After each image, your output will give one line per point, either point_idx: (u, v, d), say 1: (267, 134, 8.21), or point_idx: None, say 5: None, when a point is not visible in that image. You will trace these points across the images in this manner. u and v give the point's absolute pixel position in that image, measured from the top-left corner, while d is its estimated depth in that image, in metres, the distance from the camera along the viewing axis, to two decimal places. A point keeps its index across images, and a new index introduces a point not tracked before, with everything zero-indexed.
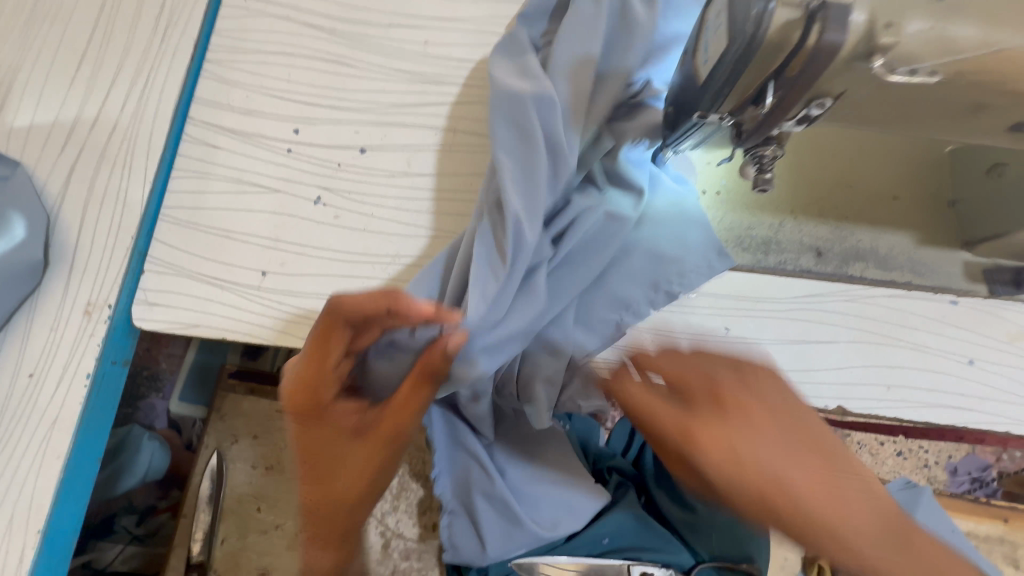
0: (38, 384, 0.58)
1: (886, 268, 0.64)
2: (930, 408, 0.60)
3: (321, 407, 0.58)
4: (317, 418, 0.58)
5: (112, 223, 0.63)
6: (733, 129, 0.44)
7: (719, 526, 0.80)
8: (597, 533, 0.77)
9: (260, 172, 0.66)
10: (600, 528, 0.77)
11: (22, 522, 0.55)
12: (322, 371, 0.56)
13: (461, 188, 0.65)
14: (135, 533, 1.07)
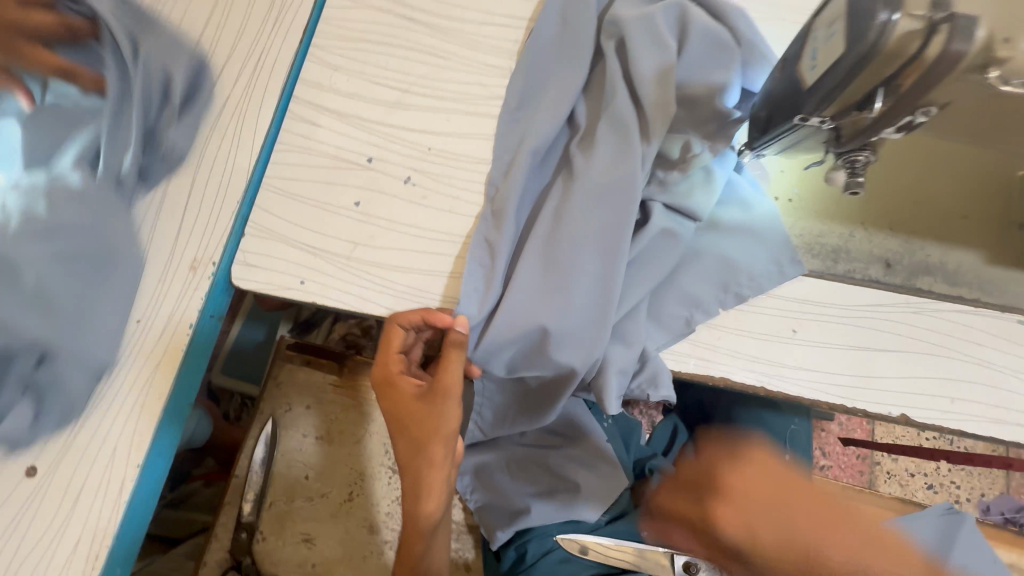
0: (144, 329, 0.63)
1: (953, 284, 0.65)
2: (993, 423, 0.61)
3: (396, 383, 0.63)
4: (403, 395, 0.62)
5: (221, 186, 0.68)
6: (831, 134, 0.48)
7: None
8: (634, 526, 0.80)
9: (357, 151, 0.70)
10: (635, 521, 0.80)
11: (123, 455, 0.59)
12: (381, 351, 0.63)
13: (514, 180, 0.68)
14: (168, 498, 1.19)
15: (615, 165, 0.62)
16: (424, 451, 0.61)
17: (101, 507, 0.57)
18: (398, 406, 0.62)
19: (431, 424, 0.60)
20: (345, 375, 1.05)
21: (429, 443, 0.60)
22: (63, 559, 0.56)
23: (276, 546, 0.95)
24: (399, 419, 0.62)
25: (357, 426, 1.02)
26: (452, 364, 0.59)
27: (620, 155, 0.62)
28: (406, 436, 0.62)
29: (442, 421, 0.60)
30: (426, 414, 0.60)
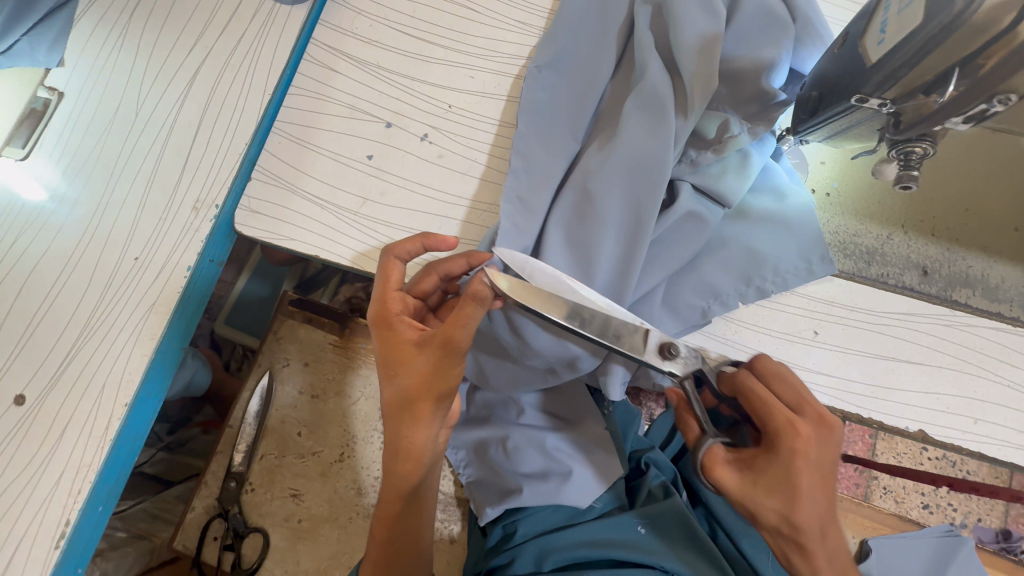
0: (142, 267, 0.61)
1: (992, 299, 0.61)
2: (1017, 449, 0.57)
3: (394, 325, 0.56)
4: (401, 339, 0.55)
5: (229, 127, 0.65)
6: (889, 120, 0.44)
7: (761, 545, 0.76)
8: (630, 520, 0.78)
9: (373, 102, 0.67)
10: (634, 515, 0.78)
11: (112, 393, 0.58)
12: (381, 289, 0.58)
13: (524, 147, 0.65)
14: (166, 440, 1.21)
15: (646, 141, 0.57)
16: (413, 400, 0.54)
17: (87, 442, 0.57)
18: (393, 351, 0.55)
19: (425, 374, 0.53)
20: (345, 335, 1.03)
21: (418, 391, 0.54)
22: (46, 489, 0.55)
23: (264, 499, 0.95)
24: (389, 364, 0.55)
25: (353, 388, 1.01)
26: (462, 318, 0.51)
27: (651, 129, 0.57)
28: (395, 384, 0.54)
29: (441, 376, 0.53)
30: (420, 363, 0.53)
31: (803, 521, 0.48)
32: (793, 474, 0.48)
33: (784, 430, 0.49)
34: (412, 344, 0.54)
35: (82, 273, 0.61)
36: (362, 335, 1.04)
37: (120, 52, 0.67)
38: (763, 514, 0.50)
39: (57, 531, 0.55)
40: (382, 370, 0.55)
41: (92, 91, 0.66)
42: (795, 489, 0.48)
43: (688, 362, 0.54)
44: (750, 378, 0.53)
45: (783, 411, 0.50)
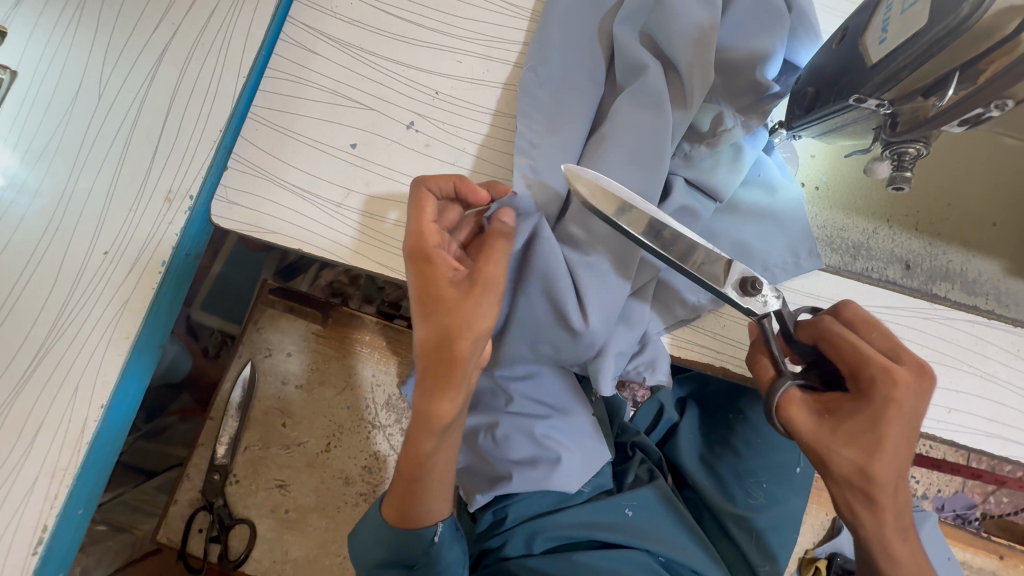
0: (113, 262, 0.58)
1: (970, 292, 0.63)
2: (986, 436, 0.60)
3: (434, 259, 0.52)
4: (439, 274, 0.52)
5: (202, 112, 0.61)
6: (886, 120, 0.43)
7: (744, 527, 0.79)
8: (619, 503, 0.79)
9: (356, 87, 0.64)
10: (622, 498, 0.80)
11: (87, 394, 0.55)
12: (414, 222, 0.54)
13: (513, 139, 0.63)
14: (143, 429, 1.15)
15: (643, 138, 0.55)
16: (452, 335, 0.50)
17: (61, 447, 0.54)
18: (431, 288, 0.52)
19: (466, 311, 0.50)
20: (329, 325, 1.01)
21: (460, 327, 0.50)
22: (19, 496, 0.53)
23: (249, 490, 0.94)
24: (429, 300, 0.52)
25: (337, 378, 0.99)
26: (496, 254, 0.52)
27: (645, 124, 0.56)
28: (434, 319, 0.51)
29: (482, 315, 0.51)
30: (462, 301, 0.51)
31: (880, 472, 0.48)
32: (880, 424, 0.48)
33: (878, 379, 0.48)
34: (454, 280, 0.51)
35: (48, 269, 0.58)
36: (347, 324, 1.02)
37: (77, 28, 0.62)
38: (838, 463, 0.50)
39: (34, 538, 0.53)
40: (423, 310, 0.52)
41: (46, 72, 0.61)
42: (880, 440, 0.48)
43: (768, 303, 0.53)
44: (837, 325, 0.52)
45: (879, 359, 0.49)
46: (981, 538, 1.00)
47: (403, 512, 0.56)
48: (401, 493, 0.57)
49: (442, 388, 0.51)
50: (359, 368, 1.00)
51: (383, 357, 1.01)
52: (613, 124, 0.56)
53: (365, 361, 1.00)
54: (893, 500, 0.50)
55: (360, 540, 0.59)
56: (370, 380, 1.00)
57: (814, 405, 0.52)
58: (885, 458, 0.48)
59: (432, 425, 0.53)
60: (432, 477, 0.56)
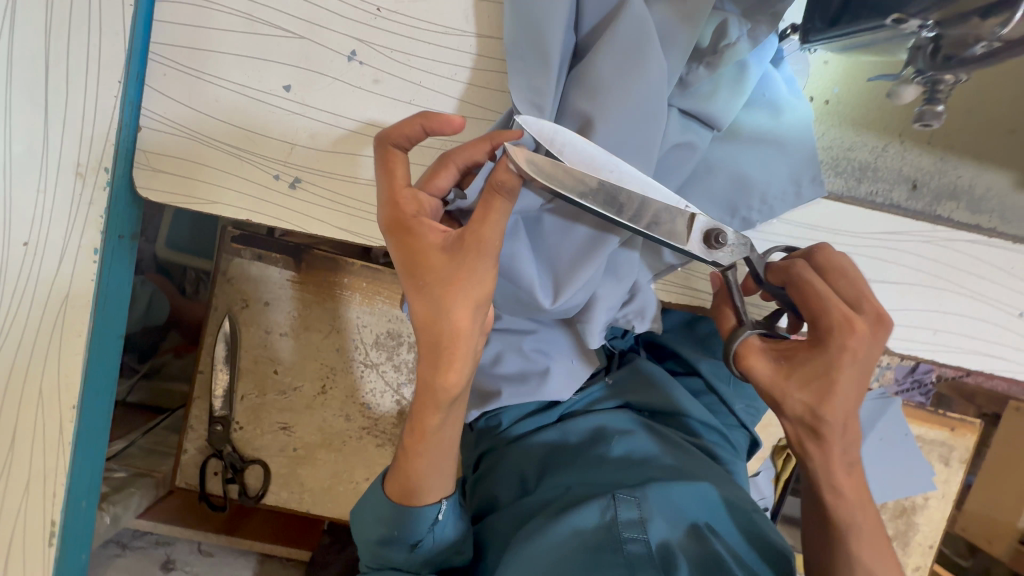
0: (36, 253, 0.51)
1: (975, 211, 0.59)
2: (964, 353, 0.61)
3: (415, 228, 0.46)
4: (424, 244, 0.45)
5: (89, 57, 0.49)
6: (924, 45, 0.36)
7: (719, 373, 0.72)
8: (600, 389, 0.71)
9: (275, 7, 0.51)
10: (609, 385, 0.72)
11: (55, 396, 0.53)
12: (387, 193, 0.47)
13: (477, 66, 0.53)
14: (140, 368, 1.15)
15: (638, 72, 0.46)
16: (445, 311, 0.45)
17: (45, 448, 0.53)
18: (416, 260, 0.46)
19: (458, 281, 0.44)
20: (303, 270, 0.95)
21: (452, 300, 0.45)
22: (17, 496, 0.53)
23: (254, 434, 0.98)
24: (413, 277, 0.46)
25: (320, 322, 0.97)
26: (492, 212, 0.43)
27: (636, 53, 0.47)
28: (420, 295, 0.46)
29: (479, 282, 0.44)
30: (451, 270, 0.45)
31: (830, 413, 0.47)
32: (834, 367, 0.46)
33: (837, 325, 0.46)
34: (439, 248, 0.45)
35: None
36: (322, 268, 0.96)
37: None
38: (790, 404, 0.49)
39: (46, 532, 0.54)
40: (411, 287, 0.46)
41: None
42: (832, 382, 0.47)
43: (736, 250, 0.49)
44: (808, 270, 0.49)
45: (841, 307, 0.47)
46: (939, 414, 1.09)
47: (404, 488, 0.53)
48: (404, 471, 0.53)
49: (445, 362, 0.47)
50: (342, 311, 0.97)
51: (364, 297, 0.97)
52: (602, 54, 0.47)
53: (346, 305, 0.97)
54: (842, 439, 0.49)
55: (361, 515, 0.55)
56: (354, 322, 0.97)
57: (775, 348, 0.50)
58: (838, 402, 0.47)
59: (439, 403, 0.49)
60: (438, 453, 0.52)
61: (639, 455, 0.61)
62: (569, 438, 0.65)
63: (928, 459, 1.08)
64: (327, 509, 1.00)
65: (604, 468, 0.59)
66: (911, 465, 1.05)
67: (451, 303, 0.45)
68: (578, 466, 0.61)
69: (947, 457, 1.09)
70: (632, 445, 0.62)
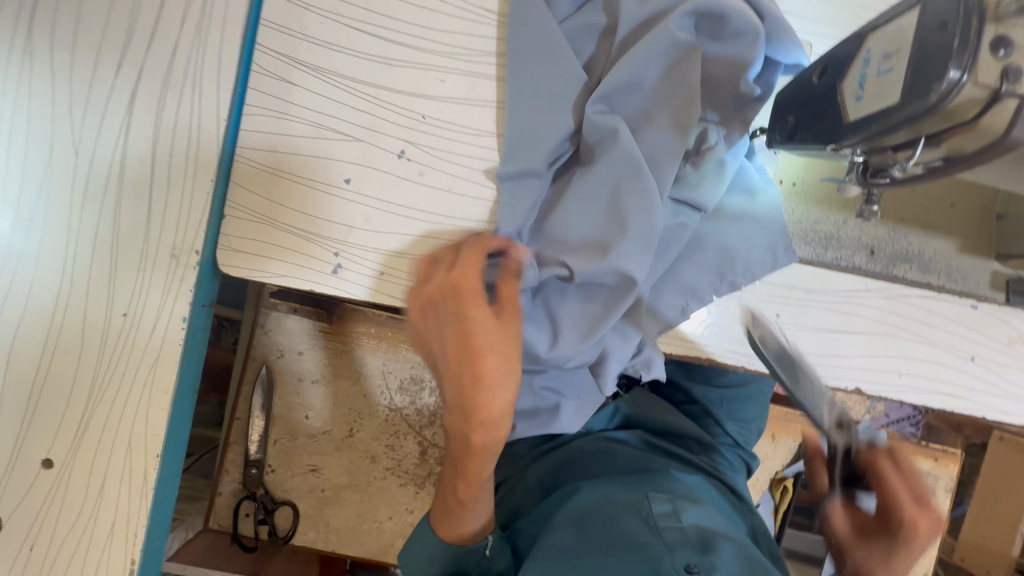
0: (134, 323, 0.60)
1: (925, 271, 0.70)
2: (926, 393, 0.71)
3: (467, 305, 0.56)
4: (473, 318, 0.56)
5: (188, 160, 0.60)
6: (858, 165, 0.46)
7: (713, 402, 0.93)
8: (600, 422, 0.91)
9: (340, 117, 0.63)
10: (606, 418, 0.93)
11: (141, 445, 0.60)
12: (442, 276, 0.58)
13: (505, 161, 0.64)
14: None
15: (633, 182, 0.57)
16: (488, 384, 0.57)
17: (130, 493, 0.60)
18: (467, 335, 0.56)
19: (498, 348, 0.56)
20: (335, 321, 1.05)
21: (490, 370, 0.56)
22: (103, 536, 0.60)
23: (286, 476, 1.04)
24: (483, 350, 0.56)
25: (350, 370, 1.05)
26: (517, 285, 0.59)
27: (631, 167, 0.57)
28: (473, 360, 0.56)
29: (510, 351, 0.57)
30: (490, 341, 0.56)
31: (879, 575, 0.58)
32: (903, 551, 0.57)
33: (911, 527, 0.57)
34: (489, 323, 0.56)
35: (71, 336, 0.59)
36: (353, 318, 1.05)
37: (32, 74, 0.58)
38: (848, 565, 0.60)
39: (127, 568, 0.61)
40: (457, 362, 0.57)
41: (13, 131, 0.58)
42: (894, 557, 0.57)
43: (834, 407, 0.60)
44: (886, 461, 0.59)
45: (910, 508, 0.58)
46: (922, 446, 1.17)
47: (456, 528, 0.62)
48: (451, 501, 0.63)
49: (489, 421, 0.58)
50: (369, 359, 1.05)
51: (390, 346, 1.05)
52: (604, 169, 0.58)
53: (372, 352, 1.05)
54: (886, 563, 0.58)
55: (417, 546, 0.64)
56: (380, 368, 1.05)
57: (852, 522, 0.61)
58: (891, 558, 0.57)
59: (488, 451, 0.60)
60: (484, 492, 0.62)
61: (642, 460, 0.82)
62: (579, 460, 0.84)
63: None
64: (352, 547, 1.05)
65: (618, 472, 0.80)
66: None
67: (492, 373, 0.56)
68: (597, 473, 0.81)
69: (933, 486, 1.17)
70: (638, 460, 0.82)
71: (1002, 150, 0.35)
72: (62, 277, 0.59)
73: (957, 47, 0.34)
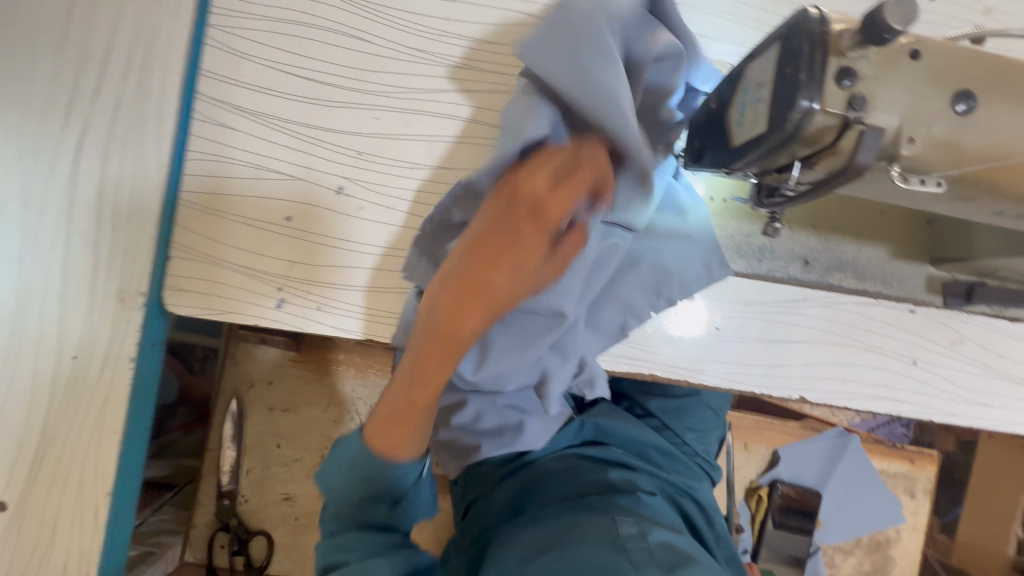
0: (84, 366, 0.62)
1: (860, 278, 0.71)
2: (871, 398, 0.72)
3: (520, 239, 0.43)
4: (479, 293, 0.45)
5: (134, 207, 0.63)
6: (758, 184, 0.48)
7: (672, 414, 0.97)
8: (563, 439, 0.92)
9: (279, 158, 0.65)
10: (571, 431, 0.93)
11: (93, 485, 0.62)
12: (512, 191, 0.44)
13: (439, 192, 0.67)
14: None
15: None
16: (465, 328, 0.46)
17: (83, 532, 0.62)
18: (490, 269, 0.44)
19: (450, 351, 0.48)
20: (304, 350, 1.06)
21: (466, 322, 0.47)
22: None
23: (260, 506, 1.05)
24: (499, 244, 0.43)
25: (320, 397, 1.07)
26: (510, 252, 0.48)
27: None
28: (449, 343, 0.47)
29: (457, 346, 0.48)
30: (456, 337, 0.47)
31: None
32: None
33: None
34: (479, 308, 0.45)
35: (23, 381, 0.61)
36: (321, 346, 1.07)
37: None
38: None
39: None
40: (485, 260, 0.44)
41: None
42: None
43: None
44: None
45: None
46: (898, 448, 1.17)
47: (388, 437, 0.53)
48: (398, 408, 0.51)
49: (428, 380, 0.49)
50: (338, 386, 1.07)
51: (359, 373, 1.07)
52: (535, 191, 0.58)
53: (341, 378, 1.07)
54: None
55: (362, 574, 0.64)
56: (350, 395, 1.07)
57: None
58: None
59: (450, 357, 0.48)
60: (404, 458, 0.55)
61: (608, 477, 0.83)
62: (545, 477, 0.84)
63: (893, 492, 1.15)
64: None
65: (586, 492, 0.80)
66: (875, 496, 1.13)
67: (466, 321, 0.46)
68: (560, 492, 0.81)
69: (912, 489, 1.16)
70: (601, 476, 0.83)
71: (854, 175, 0.36)
72: (13, 323, 0.61)
73: (805, 79, 0.36)
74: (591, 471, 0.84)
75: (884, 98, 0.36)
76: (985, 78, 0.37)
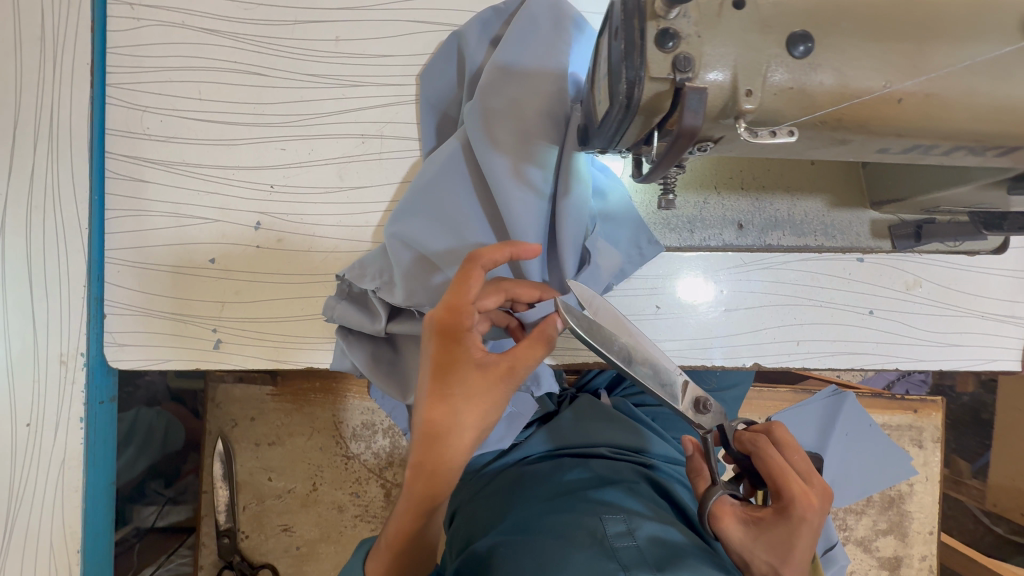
0: (37, 431, 0.64)
1: (800, 234, 0.68)
2: (832, 355, 0.69)
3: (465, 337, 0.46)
4: (466, 360, 0.47)
5: (62, 272, 0.65)
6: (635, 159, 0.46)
7: None
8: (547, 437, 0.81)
9: (194, 203, 0.66)
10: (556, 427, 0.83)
11: (63, 544, 0.64)
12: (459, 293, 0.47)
13: (354, 211, 0.67)
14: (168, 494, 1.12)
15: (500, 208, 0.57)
16: (457, 420, 0.46)
17: None
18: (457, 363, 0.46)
19: (450, 411, 0.46)
20: (280, 383, 1.08)
21: (457, 402, 0.46)
22: None
23: (260, 540, 1.07)
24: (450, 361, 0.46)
25: (304, 426, 1.08)
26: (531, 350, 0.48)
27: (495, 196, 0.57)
28: (447, 434, 0.46)
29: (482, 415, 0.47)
30: (449, 417, 0.46)
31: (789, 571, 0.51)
32: (795, 535, 0.50)
33: (798, 496, 0.51)
34: (478, 376, 0.46)
35: None
36: (297, 376, 1.08)
37: None
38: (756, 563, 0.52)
39: None
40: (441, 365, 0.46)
41: None
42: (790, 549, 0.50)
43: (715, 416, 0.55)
44: (763, 450, 0.54)
45: (796, 480, 0.51)
46: (898, 399, 1.12)
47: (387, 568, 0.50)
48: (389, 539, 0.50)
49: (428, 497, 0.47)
50: (319, 412, 1.08)
51: (336, 399, 1.08)
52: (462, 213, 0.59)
53: (321, 406, 1.08)
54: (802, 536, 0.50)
55: None
56: (332, 419, 1.08)
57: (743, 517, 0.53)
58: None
59: (452, 438, 0.46)
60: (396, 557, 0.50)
61: (591, 471, 0.73)
62: (520, 479, 0.75)
63: (899, 445, 1.10)
64: None
65: (570, 489, 0.70)
66: (879, 450, 1.07)
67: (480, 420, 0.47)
68: (534, 493, 0.72)
69: (920, 439, 1.11)
70: (582, 472, 0.73)
71: (686, 141, 0.34)
72: None
73: (627, 47, 0.34)
74: (573, 467, 0.75)
75: (711, 56, 0.34)
76: (817, 20, 0.35)
